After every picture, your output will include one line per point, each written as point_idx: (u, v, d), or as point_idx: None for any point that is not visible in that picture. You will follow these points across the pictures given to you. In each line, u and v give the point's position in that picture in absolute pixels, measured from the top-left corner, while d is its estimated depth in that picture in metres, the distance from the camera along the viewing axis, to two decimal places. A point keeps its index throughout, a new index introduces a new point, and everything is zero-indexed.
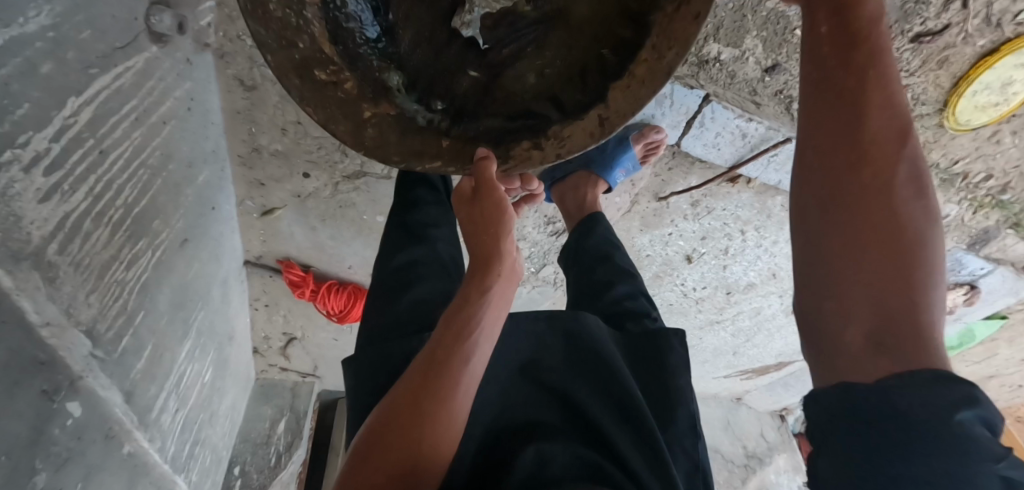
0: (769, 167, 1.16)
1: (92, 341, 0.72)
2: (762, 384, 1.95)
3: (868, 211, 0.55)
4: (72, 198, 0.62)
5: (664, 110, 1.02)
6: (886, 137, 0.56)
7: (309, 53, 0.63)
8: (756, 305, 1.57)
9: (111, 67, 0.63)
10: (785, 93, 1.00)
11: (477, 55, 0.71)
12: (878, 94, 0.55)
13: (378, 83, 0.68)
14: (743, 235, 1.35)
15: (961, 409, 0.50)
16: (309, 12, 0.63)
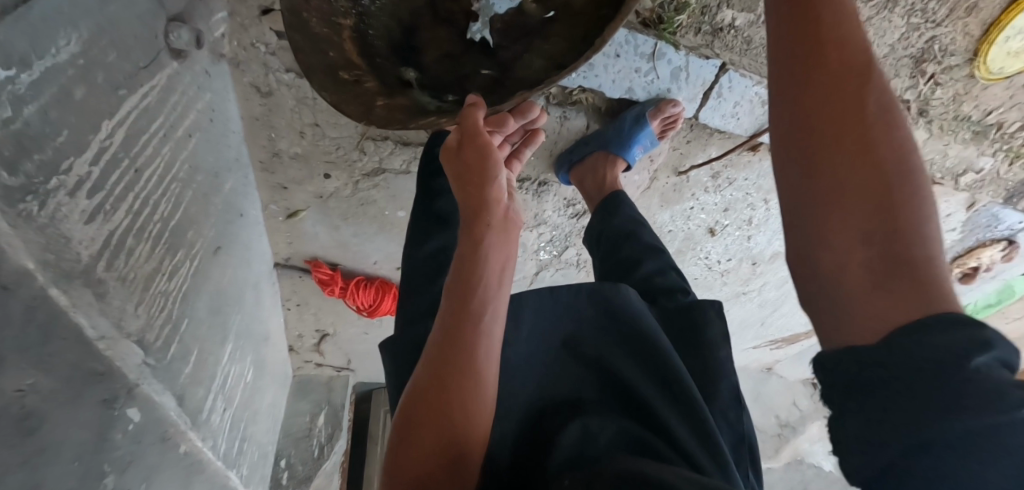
0: None
1: (143, 350, 0.74)
2: (796, 352, 1.94)
3: (853, 141, 0.52)
4: (113, 217, 0.64)
5: (681, 85, 1.00)
6: (857, 73, 0.54)
7: (337, 59, 0.75)
8: (783, 275, 1.57)
9: (137, 87, 0.65)
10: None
11: (489, 56, 0.79)
12: (836, 36, 0.55)
13: (398, 83, 0.78)
14: (767, 204, 1.34)
15: (977, 351, 0.44)
16: (344, 33, 0.75)
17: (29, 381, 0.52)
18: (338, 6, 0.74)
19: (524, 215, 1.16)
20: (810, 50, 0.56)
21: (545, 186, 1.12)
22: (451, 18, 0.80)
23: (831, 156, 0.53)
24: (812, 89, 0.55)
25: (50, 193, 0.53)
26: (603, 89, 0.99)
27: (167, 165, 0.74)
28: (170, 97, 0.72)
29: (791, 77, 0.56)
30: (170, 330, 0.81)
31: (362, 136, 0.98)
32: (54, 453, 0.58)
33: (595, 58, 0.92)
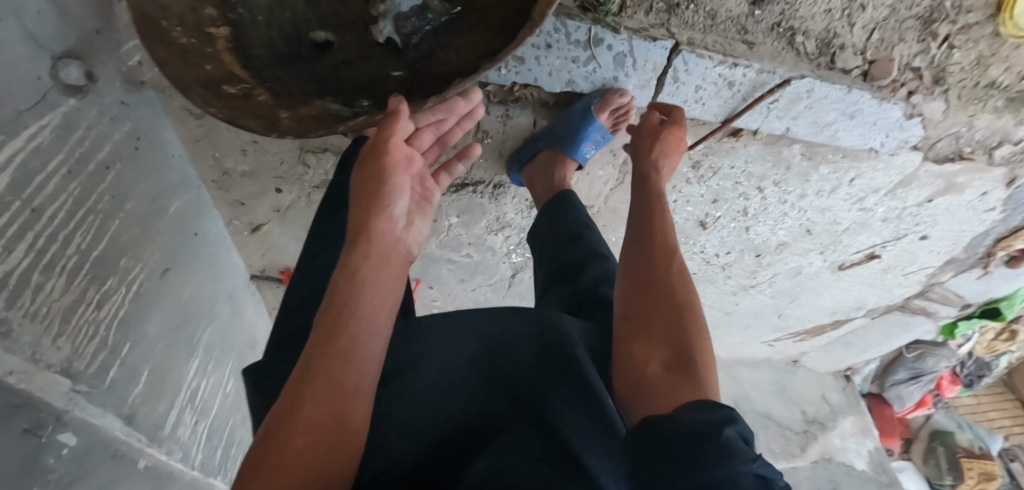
0: (771, 114, 1.06)
1: (70, 379, 0.76)
2: (822, 343, 1.83)
3: (660, 303, 0.75)
4: (11, 256, 0.65)
5: (624, 74, 0.94)
6: (670, 268, 0.78)
7: (218, 72, 0.69)
8: (794, 265, 1.45)
9: (24, 129, 0.65)
10: (784, 26, 1.01)
11: (397, 55, 0.74)
12: (659, 235, 0.82)
13: (302, 94, 0.73)
14: (761, 193, 1.23)
15: (727, 426, 0.57)
16: (219, 43, 0.69)
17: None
18: (206, 16, 0.68)
19: (485, 218, 1.11)
20: (646, 241, 0.82)
21: (501, 188, 1.07)
22: (343, 21, 0.75)
23: (649, 307, 0.74)
24: (647, 278, 0.77)
25: None
26: (542, 84, 0.93)
27: (81, 199, 0.75)
28: (71, 134, 0.73)
29: (633, 264, 0.80)
30: (108, 356, 0.83)
31: (302, 150, 0.98)
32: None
33: (523, 52, 0.87)
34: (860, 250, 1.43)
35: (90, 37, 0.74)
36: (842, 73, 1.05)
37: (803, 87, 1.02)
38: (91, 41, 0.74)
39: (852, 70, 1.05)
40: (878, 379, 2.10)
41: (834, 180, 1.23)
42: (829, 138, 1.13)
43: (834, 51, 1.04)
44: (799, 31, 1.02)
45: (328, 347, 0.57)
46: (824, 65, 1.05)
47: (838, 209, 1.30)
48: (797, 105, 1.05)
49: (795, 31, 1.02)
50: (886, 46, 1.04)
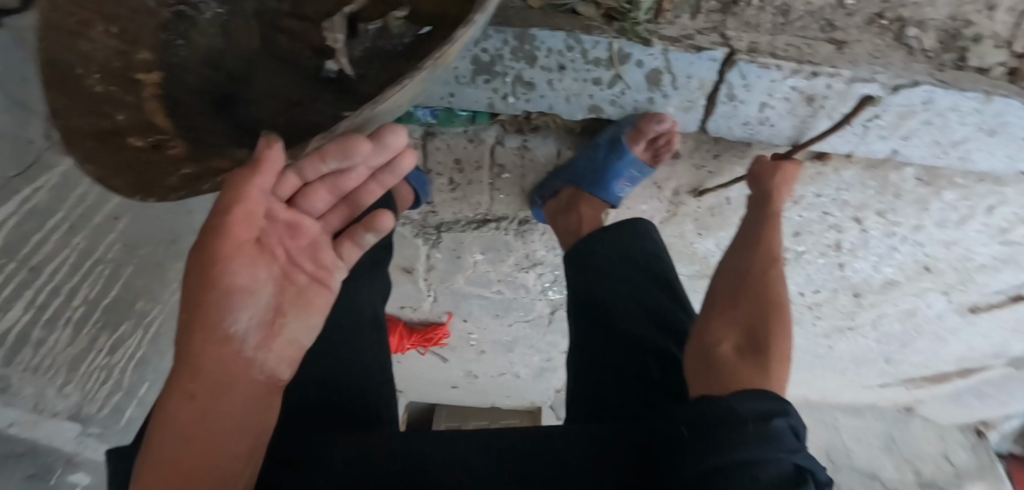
0: (868, 135, 0.80)
1: (81, 424, 0.75)
2: (943, 393, 1.58)
3: (744, 321, 0.70)
4: (10, 313, 0.62)
5: (668, 93, 0.74)
6: (763, 293, 0.73)
7: (126, 123, 0.50)
8: (907, 306, 1.18)
9: (13, 194, 0.60)
10: (889, 16, 0.76)
11: (350, 95, 0.53)
12: (750, 269, 0.76)
13: (227, 146, 0.52)
14: (861, 224, 0.99)
15: (776, 415, 0.51)
16: (144, 89, 0.53)
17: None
18: (136, 59, 0.53)
19: (513, 255, 1.00)
20: (741, 265, 0.77)
21: (528, 225, 0.94)
22: (297, 56, 0.56)
23: (729, 318, 0.70)
24: (735, 294, 0.73)
25: None
26: (558, 110, 0.78)
27: (86, 251, 0.71)
28: (74, 189, 0.67)
29: (723, 281, 0.76)
30: (122, 397, 0.82)
31: None
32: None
33: (534, 74, 0.72)
34: (998, 290, 1.11)
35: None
36: (978, 73, 0.77)
37: (920, 95, 0.73)
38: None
39: (990, 68, 0.77)
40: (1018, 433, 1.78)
41: (965, 208, 0.92)
42: (957, 160, 0.82)
43: (966, 44, 0.77)
44: (911, 21, 0.77)
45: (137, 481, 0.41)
46: (951, 65, 0.78)
47: (970, 243, 1.00)
48: (908, 121, 0.77)
49: (906, 21, 0.76)
50: None
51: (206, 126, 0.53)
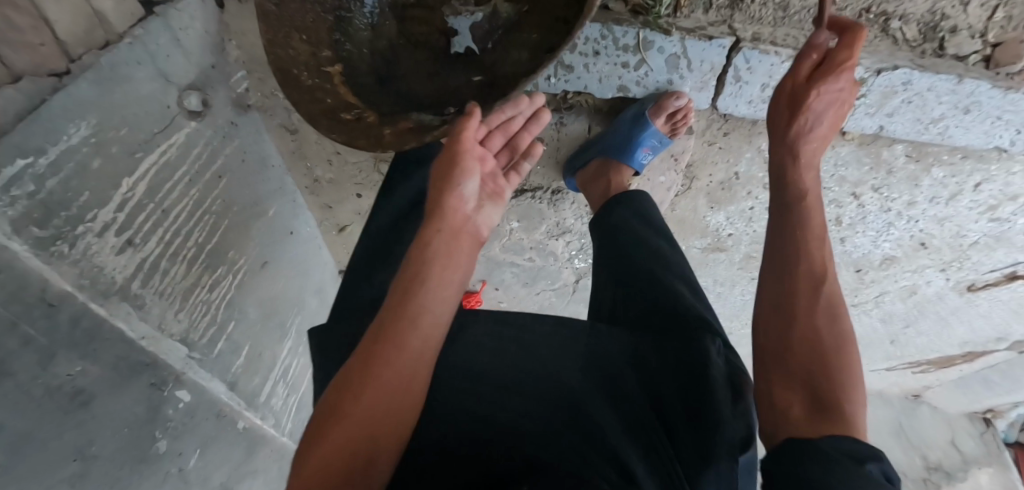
0: (858, 112, 0.92)
1: (188, 346, 0.89)
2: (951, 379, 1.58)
3: (804, 328, 0.59)
4: (145, 247, 0.79)
5: (683, 74, 0.87)
6: (816, 280, 0.61)
7: (334, 103, 0.73)
8: (907, 284, 1.27)
9: (155, 148, 0.78)
10: (875, 10, 0.89)
11: (477, 63, 0.74)
12: (800, 227, 0.64)
13: (402, 111, 0.74)
14: (857, 200, 1.10)
15: (868, 459, 0.48)
16: (334, 79, 0.75)
17: (77, 369, 0.71)
18: (322, 56, 0.74)
19: (545, 223, 1.13)
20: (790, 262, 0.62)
21: (560, 194, 1.08)
22: (429, 38, 0.77)
23: (797, 334, 0.59)
24: (788, 294, 0.61)
25: (78, 237, 0.69)
26: (592, 91, 0.92)
27: (198, 203, 0.88)
28: (193, 150, 0.85)
29: (771, 279, 0.63)
30: (217, 331, 0.96)
31: (376, 158, 1.06)
32: (102, 421, 0.76)
33: (571, 59, 0.86)
34: (996, 269, 1.19)
35: (207, 70, 0.86)
36: (957, 60, 0.89)
37: (902, 77, 0.86)
38: (207, 73, 0.86)
39: (969, 55, 0.89)
40: None
41: (954, 184, 1.04)
42: (936, 135, 0.94)
43: (944, 35, 0.89)
44: (894, 15, 0.89)
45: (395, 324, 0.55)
46: (931, 54, 0.90)
47: (962, 219, 1.10)
48: (891, 99, 0.89)
49: (889, 16, 0.89)
50: (1013, 26, 0.86)
51: (383, 100, 0.76)
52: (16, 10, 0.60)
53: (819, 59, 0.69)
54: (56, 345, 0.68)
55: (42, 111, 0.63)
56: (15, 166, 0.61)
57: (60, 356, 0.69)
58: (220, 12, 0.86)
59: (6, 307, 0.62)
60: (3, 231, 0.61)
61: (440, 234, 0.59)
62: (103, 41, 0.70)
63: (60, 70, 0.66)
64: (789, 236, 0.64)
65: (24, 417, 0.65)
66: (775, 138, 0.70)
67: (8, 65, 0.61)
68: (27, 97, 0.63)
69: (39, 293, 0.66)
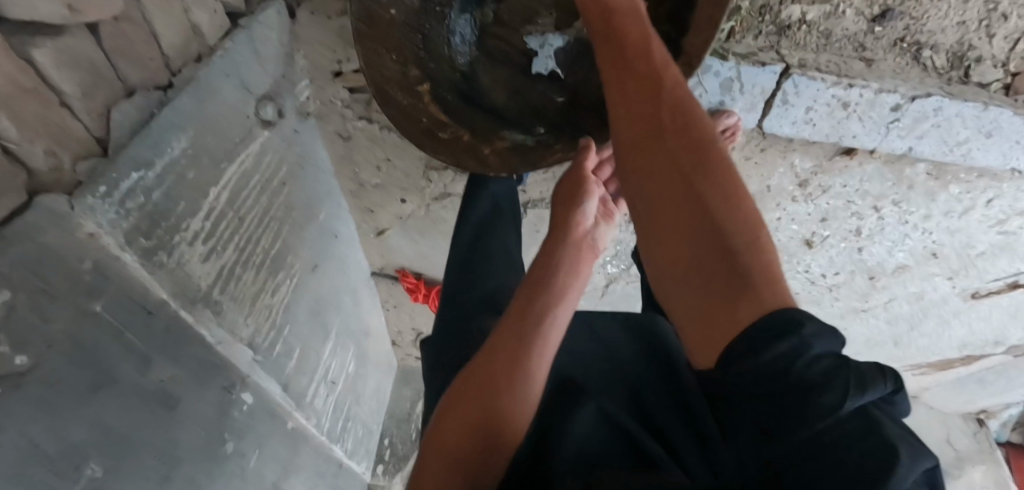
0: (890, 134, 0.98)
1: (253, 350, 0.92)
2: (948, 379, 1.65)
3: (681, 256, 0.49)
4: (224, 254, 0.83)
5: (734, 96, 0.94)
6: (697, 177, 0.50)
7: (430, 122, 0.82)
8: (915, 290, 1.35)
9: (236, 158, 0.82)
10: (909, 40, 0.94)
11: (558, 83, 0.83)
12: (642, 123, 0.54)
13: (490, 128, 0.83)
14: (878, 212, 1.17)
15: (803, 343, 0.42)
16: (424, 97, 0.82)
17: (167, 373, 0.73)
18: (412, 76, 0.81)
19: None
20: (655, 183, 0.51)
21: None
22: (510, 58, 0.85)
23: (691, 275, 0.48)
24: (663, 216, 0.50)
25: (174, 247, 0.73)
26: None
27: (266, 209, 0.92)
28: (264, 158, 0.89)
29: (648, 212, 0.52)
30: (275, 334, 0.98)
31: (427, 166, 1.07)
32: (187, 422, 0.78)
33: None
34: (999, 278, 1.28)
35: (278, 80, 0.88)
36: (980, 87, 0.95)
37: (933, 104, 0.92)
38: (278, 83, 0.89)
39: (992, 84, 0.95)
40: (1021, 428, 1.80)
41: (966, 201, 1.12)
42: (960, 157, 1.01)
43: (971, 64, 0.95)
44: (926, 45, 0.95)
45: (522, 307, 0.68)
46: (956, 81, 0.96)
47: (972, 231, 1.18)
48: (921, 124, 0.95)
49: (921, 45, 0.95)
50: None
51: (470, 116, 0.84)
52: (132, 26, 0.64)
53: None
54: (152, 350, 0.70)
55: (152, 124, 0.67)
56: (128, 180, 0.65)
57: (155, 362, 0.71)
58: (292, 22, 0.88)
59: (113, 315, 0.65)
60: (118, 243, 0.65)
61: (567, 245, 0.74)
62: (197, 55, 0.75)
63: (164, 82, 0.70)
64: (653, 159, 0.52)
65: (123, 423, 0.67)
66: (613, 60, 0.59)
67: (123, 80, 0.65)
68: (138, 111, 0.66)
69: (141, 301, 0.69)
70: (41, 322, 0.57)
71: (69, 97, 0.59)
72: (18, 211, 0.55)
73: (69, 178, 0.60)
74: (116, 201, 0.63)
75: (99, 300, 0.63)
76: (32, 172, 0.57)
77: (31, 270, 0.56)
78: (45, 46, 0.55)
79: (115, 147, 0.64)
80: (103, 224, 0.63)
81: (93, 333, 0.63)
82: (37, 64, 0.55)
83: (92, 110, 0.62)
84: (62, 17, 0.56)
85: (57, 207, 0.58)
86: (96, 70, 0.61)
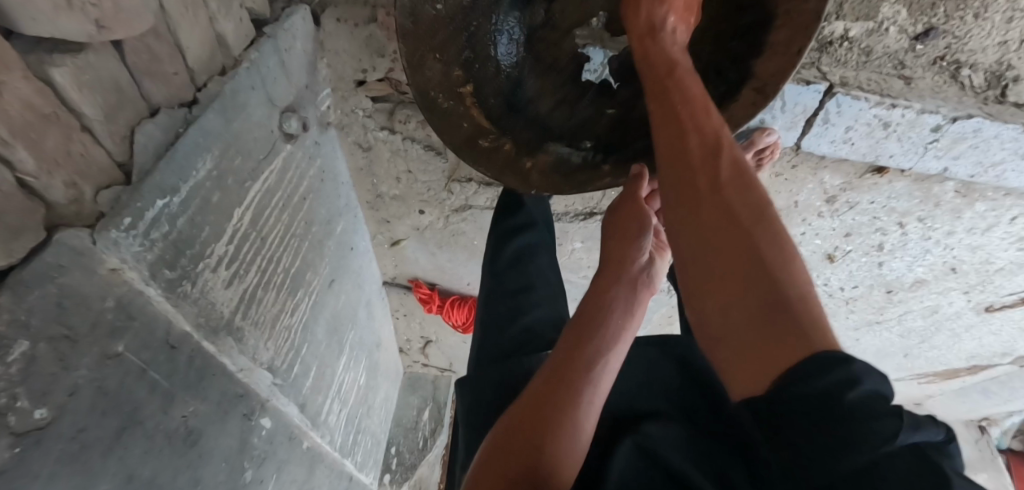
0: (928, 155, 0.96)
1: (272, 374, 0.87)
2: (953, 389, 1.74)
3: (732, 297, 0.47)
4: (246, 278, 0.78)
5: (775, 113, 0.94)
6: (751, 223, 0.50)
7: (472, 130, 0.75)
8: (931, 303, 1.36)
9: (260, 175, 0.77)
10: (949, 59, 0.88)
11: (609, 95, 0.78)
12: (684, 160, 0.54)
13: (534, 139, 0.79)
14: (902, 229, 1.15)
15: (848, 385, 0.40)
16: (467, 100, 0.76)
17: (190, 410, 0.69)
18: (455, 77, 0.74)
19: None
20: (709, 226, 0.51)
21: None
22: (558, 64, 0.79)
23: (732, 310, 0.47)
24: (711, 262, 0.50)
25: (198, 276, 0.68)
26: None
27: (287, 226, 0.87)
28: (287, 174, 0.84)
29: (691, 246, 0.51)
30: (293, 354, 0.94)
31: (450, 178, 1.03)
32: (209, 458, 0.73)
33: None
34: (1012, 293, 1.28)
35: (302, 91, 0.83)
36: (1017, 110, 0.88)
37: (972, 126, 0.89)
38: (301, 94, 0.83)
39: None
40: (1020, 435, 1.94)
41: (992, 218, 1.08)
42: (993, 178, 0.98)
43: (1008, 84, 0.88)
44: (965, 64, 0.88)
45: (576, 349, 0.64)
46: (990, 101, 0.89)
47: (992, 248, 1.15)
48: (959, 145, 0.93)
49: (960, 64, 0.88)
50: None
51: (512, 124, 0.78)
52: (157, 40, 0.58)
53: (673, 25, 0.64)
54: (176, 388, 0.66)
55: (177, 147, 0.61)
56: (154, 208, 0.59)
57: (179, 399, 0.67)
58: (317, 30, 0.82)
59: (137, 356, 0.61)
60: (142, 276, 0.60)
61: (619, 284, 0.72)
62: (221, 67, 0.69)
63: (188, 99, 0.64)
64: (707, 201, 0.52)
65: (146, 467, 0.63)
66: (664, 99, 0.58)
67: (147, 98, 0.59)
68: (163, 133, 0.61)
69: (164, 336, 0.64)
70: (63, 371, 0.52)
71: (90, 120, 0.52)
72: (36, 249, 0.50)
73: (90, 209, 0.55)
74: (141, 232, 0.58)
75: (122, 341, 0.59)
76: (51, 205, 0.51)
77: (53, 316, 0.51)
78: (66, 65, 0.48)
79: (139, 174, 0.58)
80: (127, 258, 0.57)
81: (117, 377, 0.58)
82: (57, 85, 0.48)
83: (115, 133, 0.55)
84: (89, 35, 0.49)
85: (79, 243, 0.53)
86: (120, 90, 0.55)
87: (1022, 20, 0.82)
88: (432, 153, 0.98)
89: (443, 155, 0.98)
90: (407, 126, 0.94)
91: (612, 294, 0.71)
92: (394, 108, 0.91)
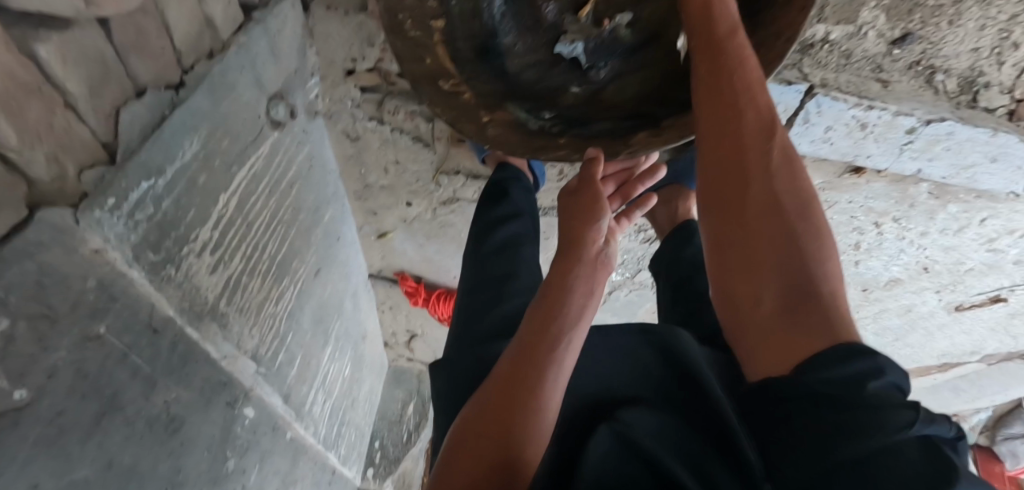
0: (903, 156, 0.99)
1: (256, 362, 0.87)
2: (925, 387, 1.79)
3: (760, 291, 0.52)
4: (231, 264, 0.78)
5: None
6: (790, 216, 0.53)
7: (435, 70, 0.74)
8: (906, 302, 1.40)
9: (246, 160, 0.77)
10: (924, 63, 0.90)
11: (580, 74, 0.80)
12: (728, 142, 0.55)
13: (495, 94, 0.77)
14: (878, 228, 1.18)
15: (872, 377, 0.44)
16: (435, 37, 0.73)
17: (173, 395, 0.69)
18: (428, 7, 0.72)
19: None
20: (750, 215, 0.53)
21: None
22: (540, 23, 0.79)
23: (757, 292, 0.52)
24: (745, 248, 0.53)
25: (183, 260, 0.68)
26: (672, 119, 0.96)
27: (273, 213, 0.87)
28: (275, 160, 0.84)
29: (722, 228, 0.55)
30: (278, 343, 0.94)
31: (437, 170, 1.03)
32: (191, 446, 0.73)
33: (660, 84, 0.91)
34: (981, 293, 1.32)
35: (290, 77, 0.83)
36: (985, 113, 0.92)
37: (944, 128, 0.92)
38: (290, 80, 0.83)
39: (996, 109, 0.92)
40: (987, 430, 2.02)
41: (964, 219, 1.11)
42: (965, 180, 1.01)
43: (978, 89, 0.91)
44: (940, 68, 0.90)
45: (535, 341, 0.64)
46: (963, 106, 0.92)
47: (965, 249, 1.19)
48: (935, 146, 0.95)
49: (935, 69, 0.90)
50: None
51: (478, 73, 0.77)
52: (145, 17, 0.57)
53: None
54: (157, 373, 0.66)
55: (163, 129, 0.61)
56: (139, 189, 0.59)
57: (160, 384, 0.66)
58: (306, 16, 0.82)
59: (119, 338, 0.60)
60: (125, 258, 0.60)
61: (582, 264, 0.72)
62: (209, 50, 0.69)
63: (175, 81, 0.64)
64: (734, 198, 0.54)
65: (127, 452, 0.62)
66: (712, 79, 0.57)
67: (133, 77, 0.58)
68: (150, 114, 0.60)
69: (147, 319, 0.64)
70: (41, 351, 0.51)
71: (74, 97, 0.52)
72: (16, 227, 0.49)
73: (74, 187, 0.54)
74: (125, 213, 0.58)
75: (103, 322, 0.58)
76: (33, 182, 0.51)
77: (32, 295, 0.50)
78: (51, 41, 0.48)
79: (124, 153, 0.58)
80: (110, 238, 0.57)
81: (97, 359, 0.58)
82: (41, 60, 0.48)
83: (100, 111, 0.55)
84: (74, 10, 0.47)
85: (61, 221, 0.52)
86: (107, 68, 0.54)
87: (992, 28, 0.84)
88: (420, 144, 0.98)
89: (431, 147, 0.98)
90: (395, 117, 0.94)
91: (573, 274, 0.70)
92: (383, 98, 0.91)
